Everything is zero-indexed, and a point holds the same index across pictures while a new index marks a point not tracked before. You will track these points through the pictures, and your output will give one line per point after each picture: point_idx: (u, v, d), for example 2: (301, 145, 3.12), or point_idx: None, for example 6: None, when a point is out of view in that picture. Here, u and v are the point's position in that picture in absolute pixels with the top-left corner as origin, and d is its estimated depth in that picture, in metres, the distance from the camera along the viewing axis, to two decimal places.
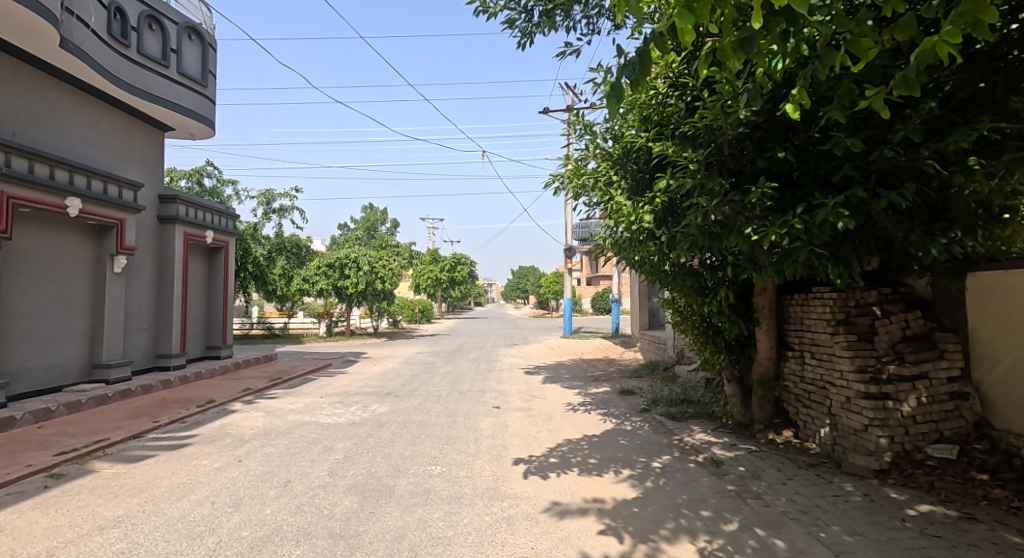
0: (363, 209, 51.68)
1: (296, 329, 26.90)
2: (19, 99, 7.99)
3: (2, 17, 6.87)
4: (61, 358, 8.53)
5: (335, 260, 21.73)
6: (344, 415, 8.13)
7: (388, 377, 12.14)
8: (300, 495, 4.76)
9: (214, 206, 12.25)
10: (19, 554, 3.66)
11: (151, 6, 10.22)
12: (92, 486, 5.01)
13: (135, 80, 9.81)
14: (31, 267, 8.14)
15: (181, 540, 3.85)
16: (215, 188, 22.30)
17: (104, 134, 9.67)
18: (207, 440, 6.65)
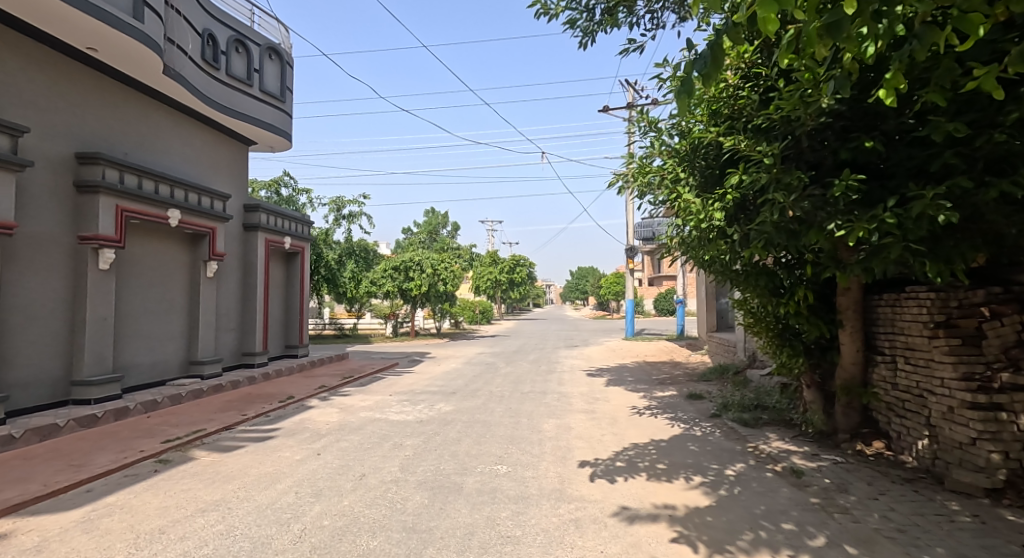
0: (425, 212, 53.32)
1: (365, 330, 28.12)
2: (129, 122, 8.74)
3: (113, 49, 7.55)
4: (163, 355, 9.25)
5: (400, 264, 22.41)
6: (411, 413, 8.35)
7: (451, 377, 12.37)
8: (374, 489, 4.91)
9: (291, 214, 12.95)
10: (136, 531, 3.99)
11: (236, 30, 10.93)
12: (193, 472, 5.41)
13: (223, 100, 10.48)
14: (140, 272, 8.86)
15: (270, 525, 4.09)
16: (292, 197, 23.64)
17: (198, 151, 10.41)
18: (288, 433, 7.02)
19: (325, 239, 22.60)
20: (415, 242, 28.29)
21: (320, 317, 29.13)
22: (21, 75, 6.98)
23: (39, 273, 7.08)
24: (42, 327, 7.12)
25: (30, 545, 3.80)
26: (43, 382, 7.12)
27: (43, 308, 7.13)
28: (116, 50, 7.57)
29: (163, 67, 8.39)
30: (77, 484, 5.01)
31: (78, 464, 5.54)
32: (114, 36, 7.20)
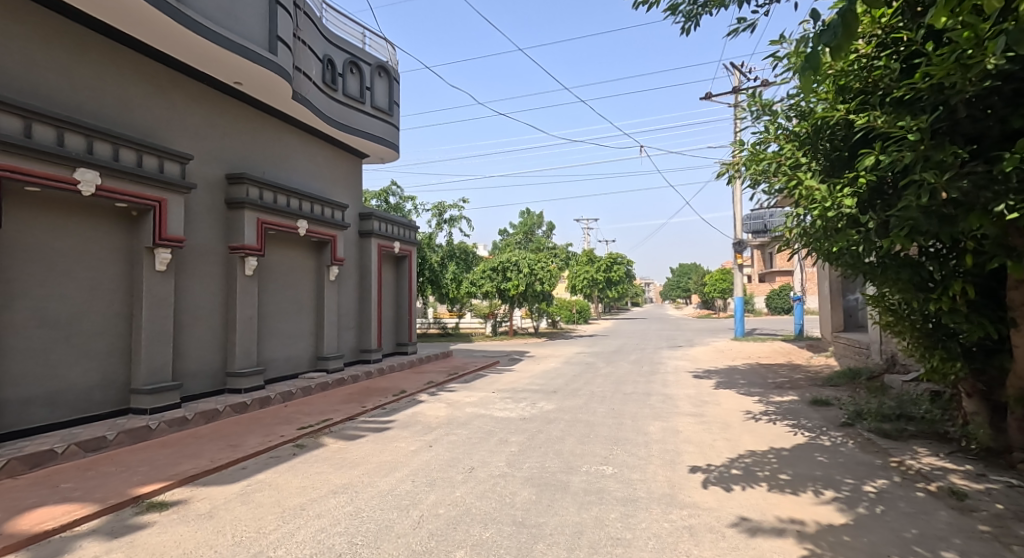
0: (521, 213, 54.03)
1: (465, 330, 29.03)
2: (265, 143, 9.68)
3: (251, 79, 8.41)
4: (296, 351, 10.15)
5: (499, 264, 22.86)
6: (514, 411, 8.45)
7: (552, 376, 12.36)
8: (483, 482, 5.01)
9: (399, 219, 13.65)
10: (283, 506, 4.51)
11: (351, 53, 11.73)
12: (323, 457, 5.87)
13: (342, 118, 11.32)
14: (277, 276, 9.79)
15: (392, 510, 4.33)
16: (399, 204, 24.99)
17: (320, 166, 11.30)
18: (403, 425, 7.40)
19: (428, 242, 23.32)
20: (513, 243, 28.58)
21: (424, 317, 30.38)
22: (184, 110, 8.01)
23: (201, 278, 8.13)
24: (204, 326, 8.17)
25: (206, 510, 4.53)
26: (206, 373, 8.17)
27: (205, 309, 8.18)
28: (254, 79, 8.43)
29: (292, 93, 9.22)
30: (233, 462, 5.69)
31: (234, 445, 6.25)
32: (251, 67, 8.03)
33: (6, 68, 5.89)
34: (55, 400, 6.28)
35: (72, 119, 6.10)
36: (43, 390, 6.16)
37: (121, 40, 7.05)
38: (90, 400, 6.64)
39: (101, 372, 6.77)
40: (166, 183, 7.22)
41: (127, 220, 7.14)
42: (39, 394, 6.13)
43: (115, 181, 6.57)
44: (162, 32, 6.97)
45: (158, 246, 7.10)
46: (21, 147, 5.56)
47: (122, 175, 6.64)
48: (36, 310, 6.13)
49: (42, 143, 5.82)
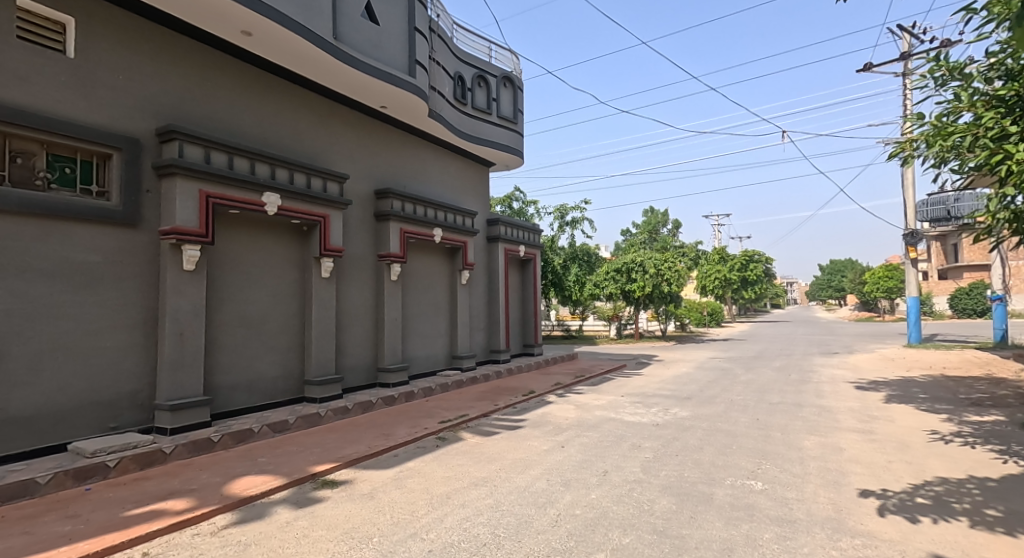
0: (645, 213, 52.24)
1: (589, 333, 28.64)
2: (405, 158, 10.35)
3: (391, 100, 9.05)
4: (434, 349, 10.72)
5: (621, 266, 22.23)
6: (646, 416, 8.09)
7: (685, 382, 11.67)
8: (618, 487, 4.82)
9: (523, 223, 13.82)
10: (429, 493, 4.73)
11: (478, 67, 12.13)
12: (463, 450, 6.10)
13: (474, 130, 11.80)
14: (417, 280, 10.40)
15: (529, 506, 4.33)
16: (522, 209, 25.42)
17: (452, 176, 11.84)
18: (534, 425, 7.43)
19: (551, 245, 23.65)
20: (636, 242, 27.78)
21: (548, 319, 30.48)
22: (336, 133, 8.84)
23: (355, 283, 8.91)
24: (359, 325, 8.93)
25: (367, 490, 4.92)
26: (361, 367, 8.91)
27: (359, 310, 8.95)
28: (394, 100, 9.07)
29: (428, 111, 9.74)
30: (387, 449, 6.11)
31: (386, 434, 6.74)
32: (391, 89, 8.64)
33: (210, 112, 7.03)
34: (250, 387, 7.23)
35: (261, 151, 7.18)
36: (242, 378, 7.14)
37: (291, 78, 8.04)
38: (275, 389, 7.55)
39: (283, 364, 7.67)
40: (329, 200, 8.07)
41: (299, 235, 8.02)
42: (239, 381, 7.11)
43: (292, 202, 7.54)
44: (323, 67, 7.83)
45: (324, 256, 7.98)
46: (226, 178, 6.68)
47: (297, 197, 7.60)
48: (236, 311, 7.10)
49: (240, 172, 6.92)
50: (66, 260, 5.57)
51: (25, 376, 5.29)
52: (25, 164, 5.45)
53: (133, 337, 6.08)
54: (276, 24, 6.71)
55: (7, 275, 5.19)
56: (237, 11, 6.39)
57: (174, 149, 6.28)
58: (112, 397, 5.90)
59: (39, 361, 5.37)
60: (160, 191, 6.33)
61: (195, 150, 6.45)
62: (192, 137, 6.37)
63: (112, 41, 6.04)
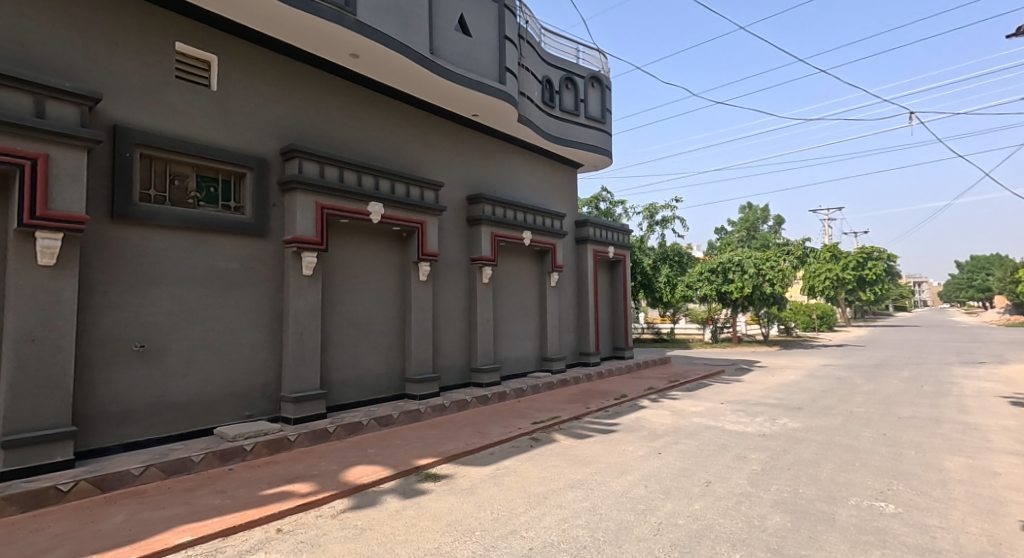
0: (743, 209, 49.45)
1: (682, 336, 27.52)
2: (495, 163, 10.57)
3: (481, 108, 9.29)
4: (525, 351, 10.84)
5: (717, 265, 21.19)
6: (750, 426, 7.64)
7: (793, 391, 10.89)
8: (723, 498, 4.62)
9: (612, 224, 13.61)
10: (527, 492, 4.81)
11: (566, 69, 12.11)
12: (557, 452, 6.14)
13: (564, 133, 11.84)
14: (508, 283, 10.57)
15: (629, 512, 4.27)
16: (609, 209, 25.00)
17: (541, 179, 11.92)
18: (629, 429, 7.29)
19: (640, 246, 22.83)
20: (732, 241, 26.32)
21: (638, 322, 29.66)
22: (431, 142, 9.23)
23: (450, 285, 9.25)
24: (453, 326, 9.26)
25: (467, 485, 5.10)
26: (455, 367, 9.23)
27: (453, 311, 9.27)
28: (484, 108, 9.30)
29: (517, 116, 9.89)
30: (483, 447, 6.29)
31: (481, 432, 6.94)
32: (481, 97, 8.88)
33: (324, 130, 7.62)
34: (359, 383, 7.74)
35: (366, 164, 7.67)
36: (351, 374, 7.66)
37: (394, 95, 8.54)
38: (380, 385, 8.02)
39: (386, 362, 8.13)
40: (427, 207, 8.45)
41: (398, 240, 8.47)
42: (349, 377, 7.64)
43: (394, 210, 7.99)
44: (420, 81, 8.23)
45: (421, 260, 8.36)
46: (338, 190, 7.20)
47: (397, 205, 8.02)
48: (345, 312, 7.64)
49: (348, 184, 7.44)
50: (211, 266, 6.31)
51: (181, 367, 6.03)
52: (181, 185, 6.23)
53: (264, 335, 6.74)
54: (380, 45, 7.19)
55: (168, 280, 5.96)
56: (347, 35, 6.91)
57: (295, 166, 6.91)
58: (247, 388, 6.58)
59: (192, 355, 6.12)
60: (284, 205, 6.98)
61: (312, 166, 7.03)
62: (308, 153, 6.94)
63: (244, 72, 6.76)
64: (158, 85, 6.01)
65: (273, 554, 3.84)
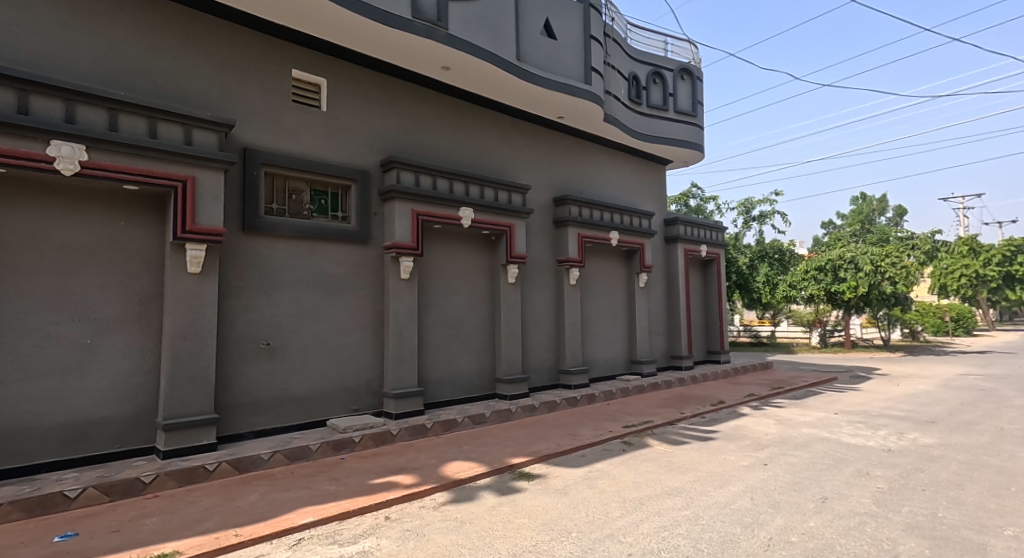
0: (855, 201, 45.46)
1: (785, 339, 25.80)
2: (581, 164, 10.61)
3: (567, 109, 9.37)
4: (614, 353, 10.76)
5: (825, 262, 19.48)
6: (871, 439, 7.07)
7: (921, 402, 9.89)
8: (844, 517, 4.36)
9: (705, 221, 13.13)
10: (623, 496, 4.83)
11: (653, 64, 11.86)
12: (652, 457, 6.08)
13: (652, 129, 11.63)
14: (595, 284, 10.55)
15: (735, 525, 4.18)
16: (701, 206, 24.06)
17: (628, 178, 11.77)
18: (729, 437, 7.04)
19: (735, 243, 22.09)
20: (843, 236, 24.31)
21: (735, 325, 28.24)
22: (518, 146, 9.45)
23: (537, 287, 9.42)
24: (541, 328, 9.41)
25: (561, 485, 5.21)
26: (544, 368, 9.38)
27: (541, 313, 9.42)
28: (570, 109, 9.37)
29: (603, 115, 9.86)
30: (575, 449, 6.36)
31: (572, 433, 7.02)
32: (567, 99, 8.96)
33: (418, 141, 8.07)
34: (453, 381, 8.10)
35: (456, 171, 8.00)
36: (445, 373, 8.03)
37: (482, 102, 8.85)
38: (472, 384, 8.33)
39: (478, 363, 8.42)
40: (514, 210, 8.64)
41: (488, 243, 8.76)
42: (443, 375, 8.01)
43: (483, 214, 8.26)
44: (507, 87, 8.47)
45: (510, 263, 8.58)
46: (430, 197, 7.58)
47: (486, 209, 8.29)
48: (439, 314, 8.02)
49: (441, 191, 7.80)
50: (323, 272, 6.90)
51: (299, 363, 6.66)
52: (297, 199, 6.87)
53: (367, 335, 7.26)
54: (470, 55, 7.50)
55: (287, 284, 6.60)
56: (438, 48, 7.28)
57: (393, 176, 7.38)
58: (354, 384, 7.11)
59: (308, 352, 6.73)
60: (384, 213, 7.48)
61: (408, 175, 7.48)
62: (404, 164, 7.39)
63: (349, 91, 7.34)
64: (278, 110, 6.69)
65: (383, 538, 4.15)
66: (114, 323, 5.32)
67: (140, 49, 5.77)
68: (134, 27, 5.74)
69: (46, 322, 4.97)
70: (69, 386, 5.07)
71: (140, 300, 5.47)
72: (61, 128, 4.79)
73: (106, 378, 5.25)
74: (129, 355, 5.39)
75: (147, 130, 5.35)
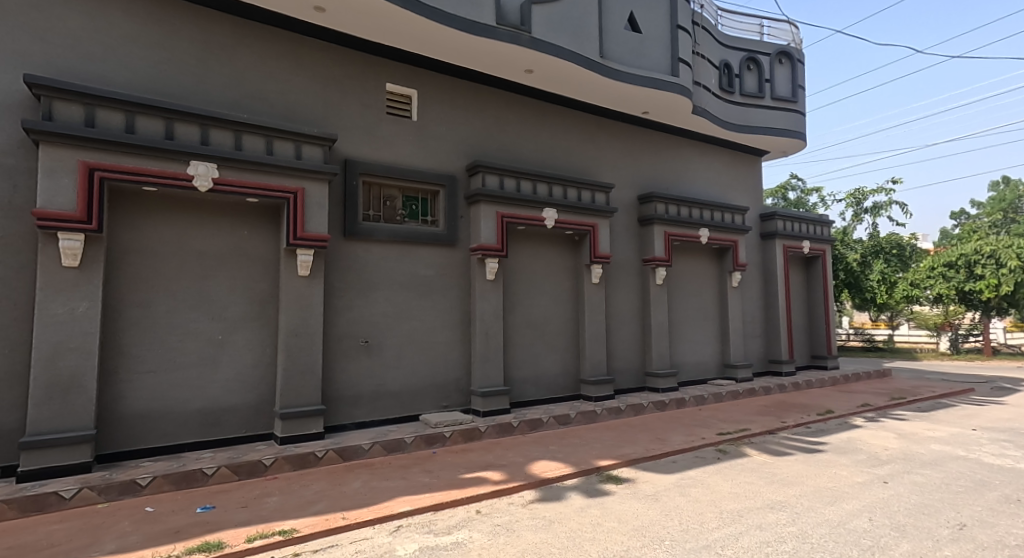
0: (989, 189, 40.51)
1: (904, 344, 23.45)
2: (668, 160, 10.36)
3: (654, 103, 9.18)
4: (705, 356, 10.40)
5: (958, 257, 17.83)
6: (1017, 461, 6.29)
7: None
8: (987, 548, 3.96)
9: (807, 216, 12.31)
10: (720, 507, 4.70)
11: (747, 49, 11.32)
12: (751, 467, 5.86)
13: (747, 119, 11.08)
14: (684, 285, 10.26)
15: (850, 546, 3.95)
16: (802, 198, 22.61)
17: (719, 172, 11.33)
18: (840, 451, 6.58)
19: (842, 239, 20.24)
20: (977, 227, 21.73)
21: (843, 328, 26.12)
22: (603, 144, 9.42)
23: (622, 288, 9.32)
24: (627, 329, 9.31)
25: (652, 491, 5.15)
26: (630, 371, 9.27)
27: (626, 314, 9.32)
28: (657, 103, 9.18)
29: (692, 107, 9.56)
30: (665, 454, 6.25)
31: (662, 438, 6.90)
32: (653, 93, 8.80)
33: (503, 144, 8.27)
34: (537, 382, 8.22)
35: (539, 173, 8.12)
36: (530, 373, 8.17)
37: (565, 102, 8.93)
38: (556, 385, 8.41)
39: (562, 364, 8.49)
40: (598, 210, 8.61)
41: (571, 244, 8.80)
42: (528, 375, 8.16)
43: (566, 215, 8.31)
44: (591, 86, 8.48)
45: (594, 263, 8.56)
46: (514, 199, 7.75)
47: (569, 209, 8.33)
48: (524, 315, 8.18)
49: (525, 193, 7.95)
50: (414, 274, 7.28)
51: (393, 360, 7.07)
52: (390, 205, 7.29)
53: (456, 335, 7.56)
54: (553, 57, 7.59)
55: (383, 286, 7.03)
56: (522, 52, 7.44)
57: (479, 180, 7.63)
58: (443, 381, 7.43)
59: (401, 350, 7.13)
60: (470, 216, 7.74)
61: (493, 179, 7.70)
62: (489, 167, 7.61)
63: (438, 100, 7.68)
64: (375, 122, 7.15)
65: (475, 531, 4.34)
66: (238, 321, 5.94)
67: (259, 75, 6.39)
68: (253, 54, 6.37)
69: (186, 320, 5.66)
70: (204, 376, 5.73)
71: (258, 301, 6.07)
72: (197, 150, 5.43)
73: (234, 370, 5.88)
74: (251, 350, 6.00)
75: (264, 148, 5.93)
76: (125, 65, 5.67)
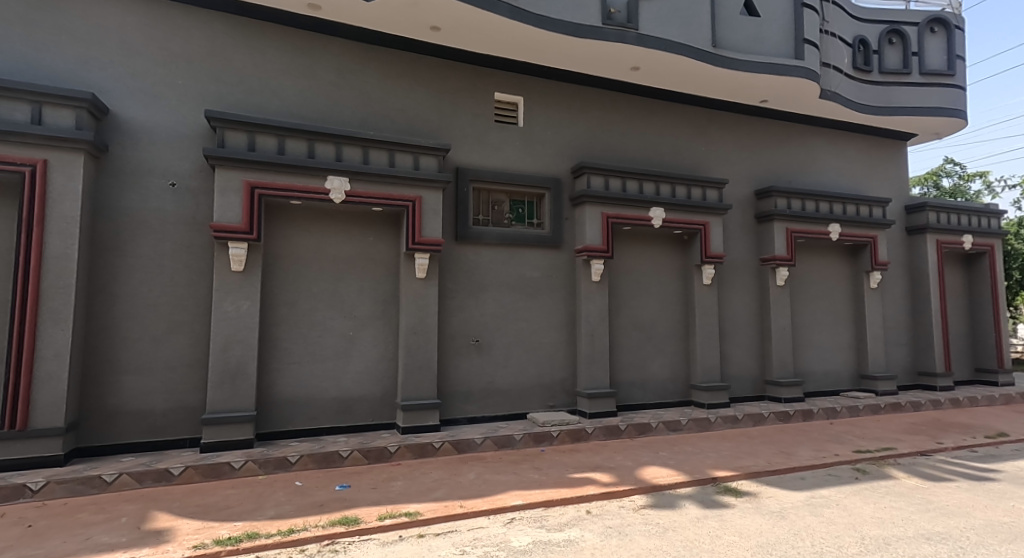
0: None
1: None
2: (790, 151, 9.70)
3: (775, 90, 8.65)
4: (835, 365, 9.58)
5: None
6: None
7: None
8: None
9: (965, 205, 10.87)
10: (861, 532, 4.36)
11: (886, 22, 10.27)
12: (899, 491, 5.34)
13: (887, 99, 10.05)
14: (810, 287, 9.54)
15: None
16: (960, 187, 19.94)
17: (852, 161, 10.37)
18: (1017, 480, 5.74)
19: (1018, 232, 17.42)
20: None
21: (1017, 338, 22.55)
22: (718, 138, 9.05)
23: (738, 289, 8.89)
24: (743, 334, 8.85)
25: (776, 507, 4.90)
26: (747, 378, 8.81)
27: (742, 317, 8.87)
28: (778, 90, 8.64)
29: (819, 92, 8.86)
30: (791, 470, 5.89)
31: (787, 452, 6.50)
32: (773, 80, 8.30)
33: (608, 145, 8.25)
34: (644, 385, 8.10)
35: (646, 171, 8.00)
36: (637, 376, 8.07)
37: (675, 97, 8.72)
38: (665, 390, 8.22)
39: (670, 368, 8.28)
40: (709, 207, 8.30)
41: (680, 243, 8.55)
42: (635, 379, 8.06)
43: (674, 213, 8.10)
44: (702, 78, 8.20)
45: (705, 263, 8.25)
46: (620, 200, 7.71)
47: (678, 208, 8.11)
48: (631, 316, 8.10)
49: (632, 193, 7.87)
50: (521, 275, 7.50)
51: (502, 358, 7.34)
52: (499, 209, 7.57)
53: (562, 335, 7.67)
54: (661, 51, 7.44)
55: (492, 287, 7.33)
56: (629, 50, 7.38)
57: (584, 182, 7.67)
58: (550, 381, 7.58)
59: (509, 350, 7.38)
60: (575, 217, 7.82)
61: (599, 179, 7.71)
62: (595, 168, 7.64)
63: (545, 104, 7.86)
64: (484, 130, 7.48)
65: (587, 531, 4.42)
66: (366, 319, 6.51)
67: (383, 92, 6.96)
68: (379, 74, 6.96)
69: (323, 317, 6.31)
70: (339, 368, 6.36)
71: (383, 302, 6.60)
72: (333, 166, 6.05)
73: (363, 363, 6.46)
74: (378, 345, 6.55)
75: (387, 160, 6.45)
76: (275, 93, 6.46)
